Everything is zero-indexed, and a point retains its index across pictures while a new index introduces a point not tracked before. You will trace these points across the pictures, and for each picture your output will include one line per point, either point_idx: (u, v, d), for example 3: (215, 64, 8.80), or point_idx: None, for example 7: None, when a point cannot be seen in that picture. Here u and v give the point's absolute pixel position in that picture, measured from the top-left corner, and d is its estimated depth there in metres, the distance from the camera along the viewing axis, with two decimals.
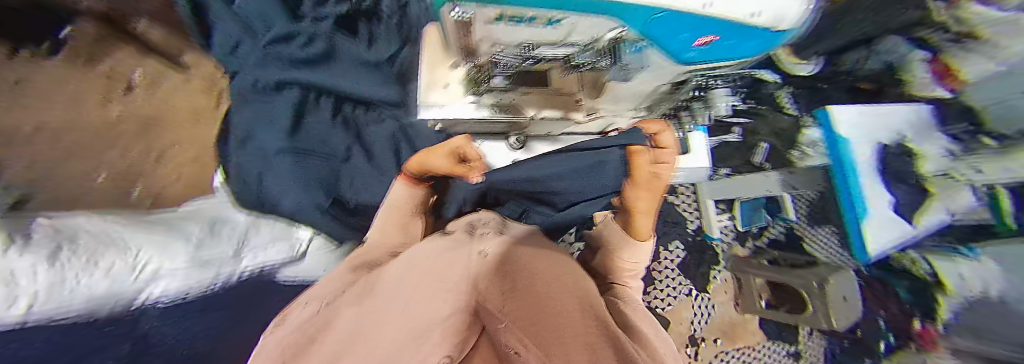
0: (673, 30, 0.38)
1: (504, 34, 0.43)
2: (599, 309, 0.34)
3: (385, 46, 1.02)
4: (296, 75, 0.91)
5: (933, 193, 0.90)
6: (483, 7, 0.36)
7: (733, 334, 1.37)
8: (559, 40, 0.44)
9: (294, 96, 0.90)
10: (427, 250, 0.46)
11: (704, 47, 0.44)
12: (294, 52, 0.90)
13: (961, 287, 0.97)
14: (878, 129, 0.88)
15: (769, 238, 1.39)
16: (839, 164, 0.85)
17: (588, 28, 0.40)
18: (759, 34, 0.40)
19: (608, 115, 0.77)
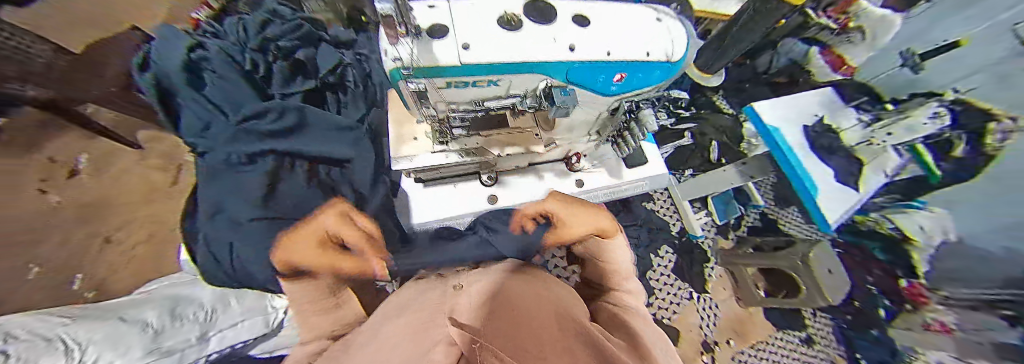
0: (590, 75, 0.44)
1: (454, 96, 0.48)
2: (584, 320, 0.30)
3: (352, 111, 1.03)
4: (254, 148, 0.81)
5: (863, 160, 1.00)
6: (431, 78, 0.40)
7: (744, 331, 1.34)
8: (503, 94, 0.49)
9: (266, 167, 0.80)
10: (401, 303, 0.41)
11: (623, 86, 0.49)
12: (266, 126, 0.84)
13: (924, 234, 1.16)
14: (797, 113, 1.02)
15: (748, 226, 1.47)
16: (776, 149, 0.95)
17: (522, 82, 0.45)
18: (660, 66, 0.45)
19: (563, 144, 0.71)
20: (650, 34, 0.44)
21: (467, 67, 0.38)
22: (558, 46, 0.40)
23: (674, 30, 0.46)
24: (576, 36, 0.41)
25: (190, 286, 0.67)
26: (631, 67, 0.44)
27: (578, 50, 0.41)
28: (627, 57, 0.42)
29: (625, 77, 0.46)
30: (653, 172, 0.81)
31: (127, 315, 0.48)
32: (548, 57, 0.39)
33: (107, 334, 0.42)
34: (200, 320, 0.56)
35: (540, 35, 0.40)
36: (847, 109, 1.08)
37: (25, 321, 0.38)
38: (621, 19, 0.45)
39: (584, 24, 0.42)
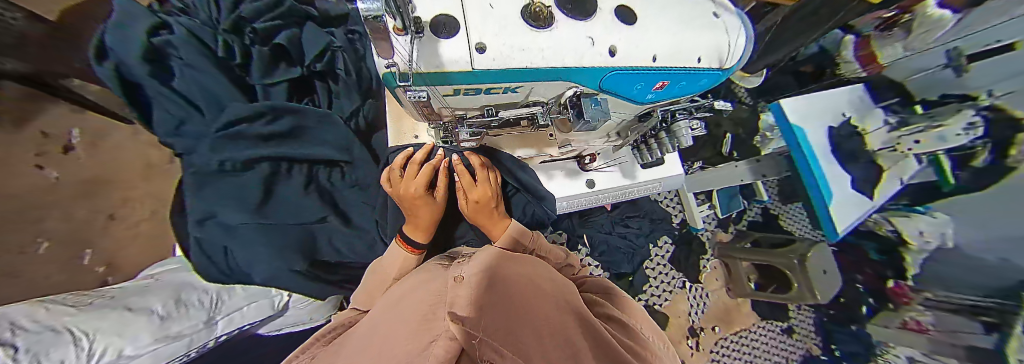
0: (626, 84, 0.39)
1: (462, 103, 0.43)
2: (585, 315, 0.30)
3: (345, 102, 0.83)
4: (247, 154, 0.60)
5: (884, 167, 0.96)
6: (435, 86, 0.35)
7: (730, 319, 1.41)
8: (521, 100, 0.44)
9: (264, 171, 0.62)
10: (411, 282, 0.42)
11: (660, 95, 0.45)
12: (254, 127, 0.61)
13: (921, 239, 1.14)
14: (825, 113, 0.95)
15: (750, 221, 1.46)
16: (796, 150, 0.91)
17: (548, 88, 0.40)
18: (705, 74, 0.41)
19: (579, 144, 0.62)
20: (706, 34, 0.38)
21: (485, 73, 0.33)
22: (596, 50, 0.35)
23: (732, 27, 0.40)
24: (617, 37, 0.35)
25: (182, 272, 0.65)
26: (674, 75, 0.40)
27: (618, 55, 0.35)
28: (674, 64, 0.38)
29: (666, 85, 0.42)
30: (667, 173, 0.79)
31: (134, 305, 0.48)
32: (581, 62, 0.34)
33: (114, 323, 0.42)
34: (205, 306, 0.57)
35: (574, 36, 0.34)
36: (876, 109, 1.01)
37: (24, 309, 0.38)
38: (673, 12, 0.38)
39: (628, 21, 0.36)
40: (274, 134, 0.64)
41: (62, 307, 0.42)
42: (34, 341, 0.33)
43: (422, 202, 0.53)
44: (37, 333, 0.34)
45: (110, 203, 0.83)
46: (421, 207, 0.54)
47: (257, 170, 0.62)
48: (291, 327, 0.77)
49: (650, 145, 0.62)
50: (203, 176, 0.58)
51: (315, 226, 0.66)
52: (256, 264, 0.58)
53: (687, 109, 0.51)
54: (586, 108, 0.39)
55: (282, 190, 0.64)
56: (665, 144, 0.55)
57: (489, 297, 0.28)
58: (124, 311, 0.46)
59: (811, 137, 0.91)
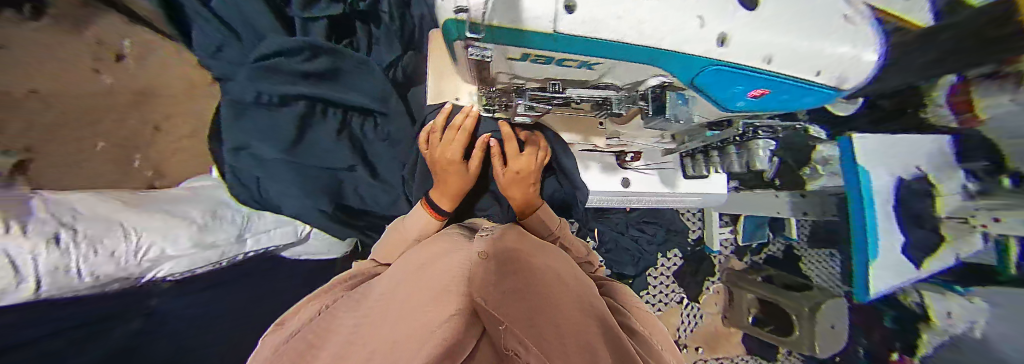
0: (720, 85, 0.34)
1: (524, 71, 0.39)
2: (604, 314, 0.30)
3: (384, 50, 0.82)
4: (288, 90, 0.59)
5: (947, 238, 0.77)
6: (505, 46, 0.31)
7: (716, 342, 1.42)
8: (593, 79, 0.39)
9: (300, 110, 0.62)
10: (434, 242, 0.44)
11: (750, 104, 0.39)
12: (296, 63, 0.61)
13: (947, 320, 1.03)
14: (899, 159, 0.71)
15: (768, 255, 1.40)
16: (857, 198, 0.68)
17: (630, 71, 0.35)
18: (812, 91, 0.35)
19: (628, 141, 0.61)
20: (829, 42, 0.31)
21: (567, 41, 0.28)
22: (705, 34, 0.28)
23: (863, 38, 0.33)
24: (732, 22, 0.28)
25: (219, 188, 0.69)
26: (781, 84, 0.33)
27: (732, 44, 0.29)
28: (783, 71, 0.31)
29: (765, 94, 0.36)
30: (710, 189, 0.74)
31: (174, 210, 0.53)
32: (682, 48, 0.29)
33: (156, 222, 0.48)
34: (238, 223, 0.61)
35: (687, 8, 0.27)
36: (959, 169, 0.76)
37: (88, 195, 0.44)
38: (815, 10, 0.30)
39: (748, 5, 0.28)
40: (314, 74, 0.63)
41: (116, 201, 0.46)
42: (61, 235, 0.35)
43: (456, 167, 0.54)
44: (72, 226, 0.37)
45: None
46: (450, 169, 0.54)
47: (296, 107, 0.61)
48: (310, 255, 0.83)
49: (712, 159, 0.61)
50: (236, 105, 0.56)
51: (343, 174, 0.67)
52: (287, 192, 0.60)
53: (768, 127, 0.48)
54: (668, 103, 0.39)
55: (317, 130, 0.64)
56: (732, 162, 0.53)
57: (506, 284, 0.28)
58: (164, 214, 0.50)
59: (876, 188, 0.68)
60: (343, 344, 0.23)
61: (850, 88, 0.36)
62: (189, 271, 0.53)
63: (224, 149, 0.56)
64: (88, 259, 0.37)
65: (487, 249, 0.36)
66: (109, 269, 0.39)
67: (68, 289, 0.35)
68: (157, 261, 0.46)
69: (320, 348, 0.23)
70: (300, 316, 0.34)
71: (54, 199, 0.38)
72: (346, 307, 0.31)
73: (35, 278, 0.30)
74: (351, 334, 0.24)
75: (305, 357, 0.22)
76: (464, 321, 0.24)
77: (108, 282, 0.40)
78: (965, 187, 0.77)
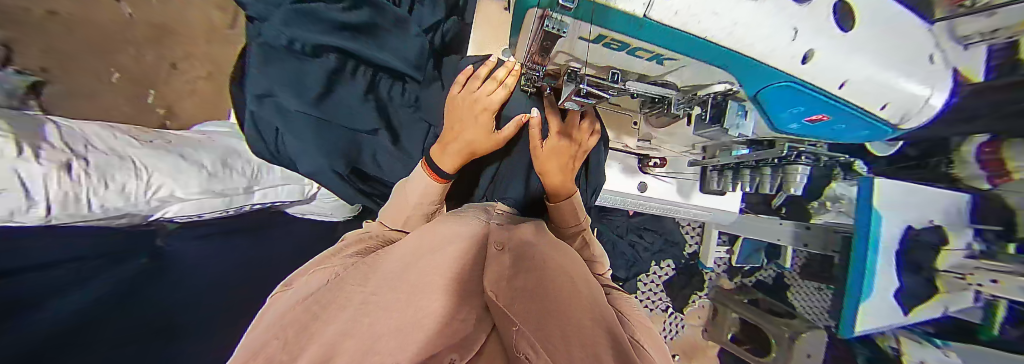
0: (780, 102, 0.31)
1: (596, 56, 0.31)
2: (609, 318, 0.30)
3: (426, 12, 0.71)
4: (322, 40, 0.55)
5: (937, 290, 0.71)
6: (579, 24, 0.23)
7: (692, 353, 1.45)
8: (656, 75, 0.35)
9: (332, 64, 0.59)
10: (445, 222, 0.44)
11: (800, 128, 0.37)
12: (335, 12, 0.57)
13: None
14: (911, 207, 0.67)
15: (758, 279, 1.40)
16: (862, 235, 0.66)
17: (697, 72, 0.30)
18: (870, 123, 0.34)
19: (657, 145, 0.61)
20: (903, 80, 0.30)
21: (654, 32, 0.22)
22: (795, 49, 0.25)
23: (936, 82, 0.32)
24: (827, 40, 0.25)
25: (231, 137, 0.67)
26: (841, 111, 0.31)
27: (814, 59, 0.26)
28: (853, 100, 0.30)
29: (823, 119, 0.34)
30: (722, 206, 0.75)
31: (187, 155, 0.52)
32: (770, 60, 0.24)
33: (165, 164, 0.48)
34: (247, 175, 0.61)
35: (786, 16, 0.23)
36: (967, 227, 0.70)
37: (95, 129, 0.45)
38: (891, 35, 0.29)
39: (845, 26, 0.26)
40: (351, 25, 0.59)
41: (128, 142, 0.46)
42: (62, 168, 0.35)
43: (486, 118, 0.50)
44: (75, 159, 0.37)
45: (175, 53, 0.85)
46: (472, 126, 0.50)
47: (326, 61, 0.59)
48: (312, 216, 0.83)
49: (737, 173, 0.62)
50: (273, 54, 0.54)
51: (364, 138, 0.66)
52: (308, 152, 0.59)
53: (810, 154, 0.50)
54: (727, 114, 0.39)
55: (343, 90, 0.62)
56: (765, 181, 0.57)
57: (518, 281, 0.28)
58: (176, 158, 0.50)
59: (882, 235, 0.65)
60: (347, 322, 0.21)
61: (903, 128, 0.36)
62: (194, 215, 0.54)
63: (249, 96, 0.55)
64: (89, 192, 0.37)
65: (500, 240, 0.37)
66: (116, 204, 0.41)
67: (68, 218, 0.36)
68: (162, 203, 0.47)
69: (320, 326, 0.21)
70: (310, 280, 0.34)
71: (55, 131, 0.38)
72: (357, 279, 0.31)
73: (46, 201, 0.32)
74: (355, 312, 0.23)
75: (304, 334, 0.20)
76: (475, 311, 0.24)
77: (114, 216, 0.42)
78: (970, 245, 0.71)
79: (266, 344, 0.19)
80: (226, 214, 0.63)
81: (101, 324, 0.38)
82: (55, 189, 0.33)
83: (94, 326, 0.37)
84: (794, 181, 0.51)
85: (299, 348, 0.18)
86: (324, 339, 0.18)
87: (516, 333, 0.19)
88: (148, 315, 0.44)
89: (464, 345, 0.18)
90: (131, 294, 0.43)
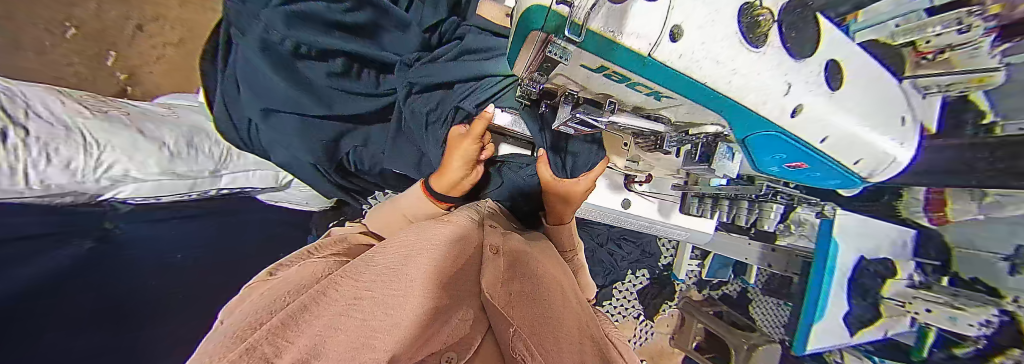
0: (768, 150, 0.31)
1: (590, 83, 0.30)
2: (595, 329, 0.31)
3: (427, 11, 0.56)
4: (323, 43, 0.49)
5: (881, 316, 0.77)
6: (584, 54, 0.23)
7: (658, 358, 1.53)
8: (651, 109, 0.34)
9: (337, 69, 0.53)
10: (434, 225, 0.41)
11: (782, 173, 0.38)
12: (332, 11, 0.48)
13: None
14: (865, 243, 0.73)
15: (723, 292, 1.48)
16: (818, 262, 0.72)
17: (692, 111, 0.31)
18: (843, 175, 0.36)
19: (643, 169, 0.64)
20: (880, 139, 0.33)
21: (657, 71, 0.22)
22: (786, 103, 0.26)
23: (907, 140, 0.35)
24: (815, 96, 0.27)
25: (200, 113, 0.62)
26: (820, 159, 0.32)
27: (801, 113, 0.27)
28: (831, 151, 0.32)
29: (803, 167, 0.35)
30: (699, 227, 0.77)
31: (147, 131, 0.48)
32: (760, 108, 0.25)
33: (122, 141, 0.44)
34: (215, 157, 0.57)
35: (780, 70, 0.24)
36: (911, 260, 0.77)
37: (41, 94, 0.40)
38: (874, 97, 0.31)
39: (834, 85, 0.28)
40: (349, 26, 0.51)
41: (79, 111, 0.42)
42: None
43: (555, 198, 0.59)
44: (11, 127, 0.33)
45: (143, 13, 0.78)
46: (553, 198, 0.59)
47: (332, 64, 0.52)
48: (286, 204, 0.80)
49: (716, 201, 0.68)
50: (282, 59, 0.50)
51: (359, 126, 0.62)
52: (288, 144, 0.58)
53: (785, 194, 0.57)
54: (716, 156, 0.42)
55: (352, 90, 0.56)
56: (742, 213, 0.62)
57: (513, 286, 0.27)
58: (135, 134, 0.46)
59: (839, 263, 0.70)
60: (335, 317, 0.20)
61: (870, 179, 0.38)
62: (151, 197, 0.50)
63: (244, 93, 0.54)
64: (24, 165, 0.33)
65: (493, 244, 0.36)
66: (57, 180, 0.36)
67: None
68: (115, 181, 0.43)
69: (308, 317, 0.21)
70: (268, 291, 0.29)
71: None
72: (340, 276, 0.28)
73: None
74: (346, 307, 0.21)
75: (292, 321, 0.20)
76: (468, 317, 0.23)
77: (56, 194, 0.37)
78: (912, 275, 0.77)
79: (252, 332, 0.17)
80: (188, 197, 0.59)
81: (47, 297, 0.35)
82: None
83: (43, 299, 0.34)
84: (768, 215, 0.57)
85: (288, 336, 0.16)
86: (312, 331, 0.18)
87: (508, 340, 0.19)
88: (103, 294, 0.41)
89: (463, 340, 0.24)
90: (75, 274, 0.40)
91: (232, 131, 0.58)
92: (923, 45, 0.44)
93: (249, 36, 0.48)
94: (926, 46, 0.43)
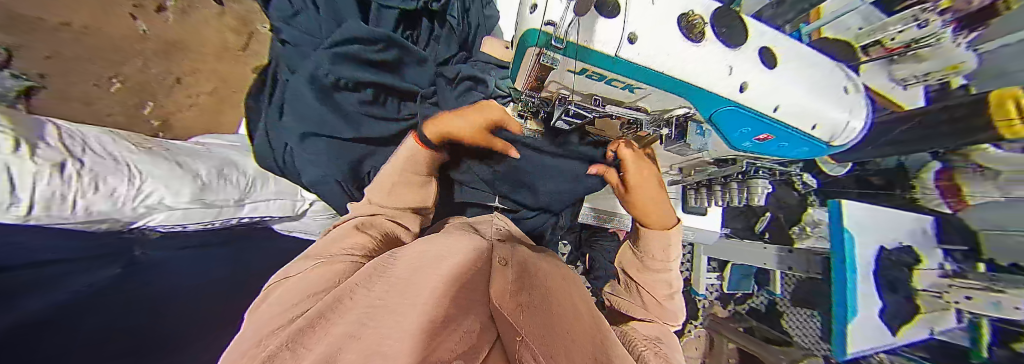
0: (733, 126, 0.36)
1: (579, 88, 0.35)
2: (600, 337, 0.29)
3: (442, 49, 0.70)
4: (359, 76, 0.57)
5: (920, 310, 0.72)
6: (569, 62, 0.29)
7: None
8: (631, 103, 0.39)
9: (367, 97, 0.60)
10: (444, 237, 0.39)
11: (753, 149, 0.41)
12: (366, 51, 0.57)
13: None
14: (875, 229, 0.71)
15: (750, 306, 1.35)
16: (836, 255, 0.70)
17: (660, 101, 0.36)
18: (812, 144, 0.39)
19: None
20: (832, 110, 0.37)
21: (625, 67, 0.28)
22: (732, 81, 0.32)
23: (856, 110, 0.39)
24: (756, 75, 0.33)
25: (231, 148, 0.68)
26: (783, 130, 0.36)
27: (748, 90, 0.33)
28: (788, 119, 0.35)
29: (770, 140, 0.38)
30: (705, 226, 0.78)
31: (184, 164, 0.52)
32: (712, 88, 0.31)
33: (162, 172, 0.48)
34: (241, 187, 0.60)
35: (716, 56, 0.31)
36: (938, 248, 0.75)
37: (98, 135, 0.45)
38: (813, 75, 0.37)
39: (768, 65, 0.34)
40: (379, 63, 0.60)
41: (129, 148, 0.47)
42: (55, 169, 0.35)
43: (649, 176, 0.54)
44: (71, 160, 0.37)
45: (180, 68, 0.84)
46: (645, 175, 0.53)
47: (363, 94, 0.60)
48: (297, 234, 0.81)
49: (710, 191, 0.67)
50: (324, 90, 0.57)
51: (379, 148, 0.65)
52: (317, 163, 0.61)
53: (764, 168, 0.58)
54: (689, 132, 0.44)
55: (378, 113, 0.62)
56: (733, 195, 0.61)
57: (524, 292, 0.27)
58: (173, 166, 0.50)
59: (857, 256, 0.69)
60: (354, 322, 0.18)
61: (839, 145, 0.41)
62: (177, 224, 0.51)
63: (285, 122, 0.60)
64: (75, 194, 0.36)
65: (500, 258, 0.36)
66: (100, 208, 0.39)
67: (46, 221, 0.35)
68: (149, 210, 0.46)
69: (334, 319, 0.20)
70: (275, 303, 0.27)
71: (56, 134, 0.38)
72: (363, 280, 0.28)
73: (31, 201, 0.32)
74: (362, 313, 0.19)
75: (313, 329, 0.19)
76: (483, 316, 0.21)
77: (97, 220, 0.40)
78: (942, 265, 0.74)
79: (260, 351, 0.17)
80: (213, 227, 0.61)
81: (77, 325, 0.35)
82: (43, 187, 0.33)
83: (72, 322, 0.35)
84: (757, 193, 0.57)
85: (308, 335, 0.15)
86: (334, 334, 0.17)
87: (517, 343, 0.16)
88: (115, 312, 0.40)
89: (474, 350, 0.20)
90: (101, 302, 0.40)
91: (270, 161, 0.65)
92: (890, 43, 0.58)
93: (306, 73, 0.56)
94: (893, 43, 0.58)
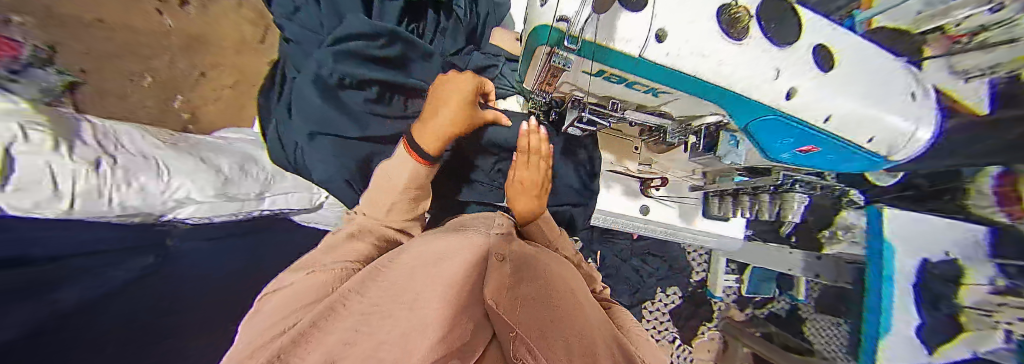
0: (772, 135, 0.33)
1: (593, 87, 0.34)
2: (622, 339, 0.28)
3: (448, 43, 0.68)
4: (363, 73, 0.57)
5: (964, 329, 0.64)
6: (583, 62, 0.28)
7: None
8: (654, 106, 0.36)
9: (371, 96, 0.60)
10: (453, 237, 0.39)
11: (791, 161, 0.38)
12: (370, 47, 0.57)
13: None
14: (926, 241, 0.64)
15: (770, 311, 1.30)
16: (873, 266, 0.64)
17: (690, 104, 0.33)
18: (861, 154, 0.35)
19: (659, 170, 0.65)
20: (891, 116, 0.33)
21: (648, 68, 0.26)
22: (778, 86, 0.29)
23: (922, 117, 0.34)
24: (807, 79, 0.29)
25: (250, 143, 0.70)
26: (831, 141, 0.33)
27: (795, 97, 0.30)
28: (839, 131, 0.32)
29: (812, 151, 0.35)
30: (727, 232, 0.73)
31: (208, 160, 0.55)
32: (751, 94, 0.29)
33: (188, 168, 0.50)
34: (261, 181, 0.63)
35: (765, 58, 0.28)
36: None
37: (129, 133, 0.48)
38: (872, 76, 0.32)
39: (823, 67, 0.30)
40: (383, 60, 0.59)
41: (158, 146, 0.50)
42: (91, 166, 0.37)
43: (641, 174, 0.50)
44: (104, 158, 0.39)
45: (203, 63, 0.87)
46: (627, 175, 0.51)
47: (368, 92, 0.59)
48: (315, 225, 0.84)
49: (737, 200, 0.63)
50: (328, 88, 0.57)
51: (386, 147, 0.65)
52: (324, 163, 0.62)
53: (804, 182, 0.53)
54: (721, 143, 0.42)
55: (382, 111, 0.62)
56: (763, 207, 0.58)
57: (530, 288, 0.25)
58: (199, 163, 0.53)
59: (898, 269, 0.63)
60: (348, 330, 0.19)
61: (895, 160, 0.37)
62: (205, 217, 0.54)
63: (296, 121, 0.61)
64: (111, 189, 0.38)
65: (501, 252, 0.32)
66: (133, 203, 0.42)
67: (87, 216, 0.37)
68: (178, 203, 0.48)
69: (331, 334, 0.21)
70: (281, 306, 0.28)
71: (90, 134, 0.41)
72: (358, 284, 0.28)
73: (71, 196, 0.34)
74: (357, 319, 0.20)
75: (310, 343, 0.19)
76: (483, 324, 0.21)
77: (131, 214, 0.43)
78: None
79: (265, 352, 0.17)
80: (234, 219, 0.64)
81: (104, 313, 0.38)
82: (82, 183, 0.35)
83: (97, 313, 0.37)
84: (791, 208, 0.54)
85: (300, 351, 0.15)
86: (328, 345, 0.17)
87: (512, 340, 0.16)
88: (137, 301, 0.43)
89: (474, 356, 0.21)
90: (129, 292, 0.42)
91: (280, 155, 0.66)
92: (955, 29, 0.52)
93: (312, 72, 0.57)
94: (957, 30, 0.51)
